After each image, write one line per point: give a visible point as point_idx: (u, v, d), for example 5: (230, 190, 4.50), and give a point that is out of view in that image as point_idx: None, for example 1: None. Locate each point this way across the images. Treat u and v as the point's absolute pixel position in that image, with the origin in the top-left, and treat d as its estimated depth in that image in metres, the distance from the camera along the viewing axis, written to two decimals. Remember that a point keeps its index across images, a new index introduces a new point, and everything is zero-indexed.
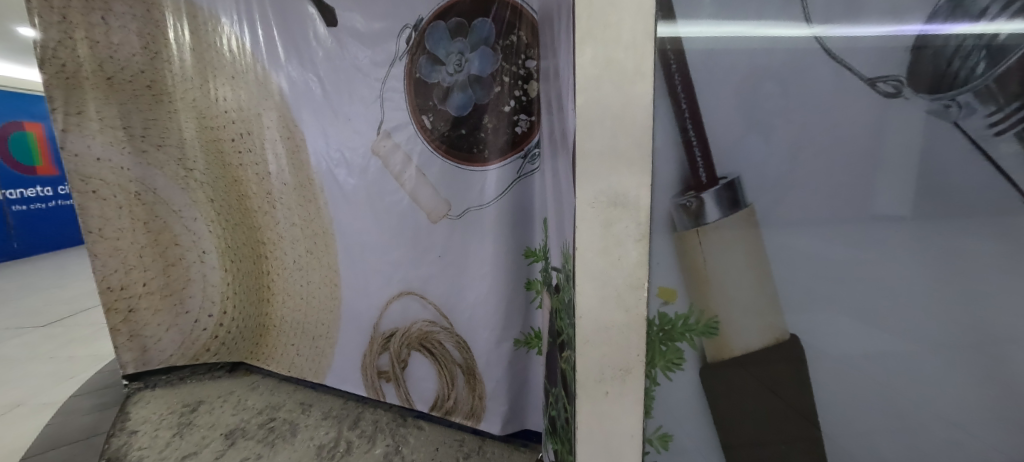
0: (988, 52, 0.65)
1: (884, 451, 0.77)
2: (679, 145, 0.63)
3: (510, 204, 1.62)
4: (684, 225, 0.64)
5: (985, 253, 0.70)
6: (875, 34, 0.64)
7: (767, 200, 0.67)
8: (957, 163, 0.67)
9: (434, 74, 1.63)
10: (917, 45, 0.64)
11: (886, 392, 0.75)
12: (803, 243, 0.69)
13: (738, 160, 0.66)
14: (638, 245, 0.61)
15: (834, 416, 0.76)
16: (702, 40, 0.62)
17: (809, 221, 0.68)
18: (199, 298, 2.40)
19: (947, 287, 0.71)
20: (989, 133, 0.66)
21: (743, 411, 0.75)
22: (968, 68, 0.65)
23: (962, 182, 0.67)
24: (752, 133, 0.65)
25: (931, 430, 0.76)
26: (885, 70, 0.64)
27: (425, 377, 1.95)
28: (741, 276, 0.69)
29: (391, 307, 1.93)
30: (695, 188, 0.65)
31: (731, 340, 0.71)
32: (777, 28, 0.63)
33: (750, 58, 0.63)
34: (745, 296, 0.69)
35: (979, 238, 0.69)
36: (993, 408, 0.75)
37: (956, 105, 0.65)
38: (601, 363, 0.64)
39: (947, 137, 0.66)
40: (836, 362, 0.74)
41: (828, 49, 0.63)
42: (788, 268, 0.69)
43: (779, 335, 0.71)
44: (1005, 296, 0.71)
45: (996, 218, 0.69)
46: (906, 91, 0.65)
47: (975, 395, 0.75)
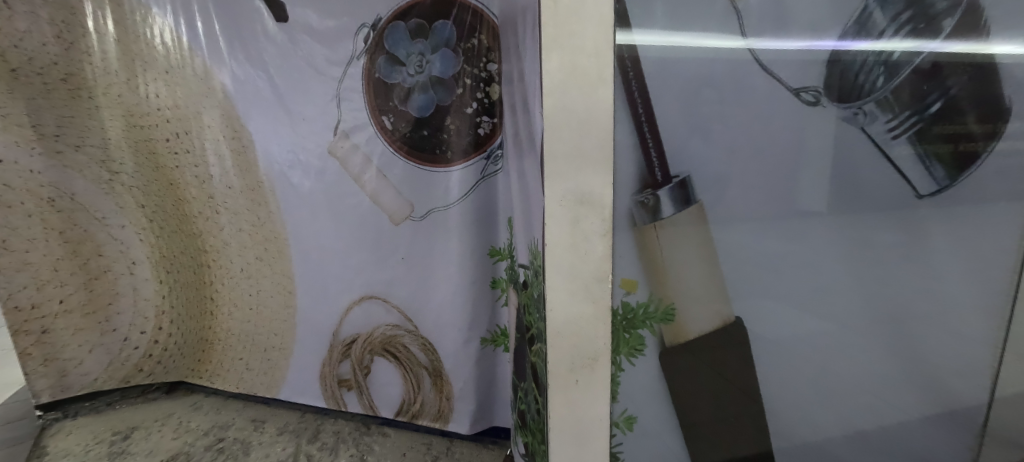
0: (886, 67, 0.76)
1: (814, 415, 0.88)
2: (637, 146, 0.67)
3: (473, 204, 1.63)
4: (643, 220, 0.69)
5: (892, 240, 0.82)
6: (798, 48, 0.73)
7: (715, 196, 0.74)
8: (864, 163, 0.78)
9: (394, 75, 1.60)
10: (832, 60, 0.74)
11: (815, 365, 0.86)
12: (744, 236, 0.77)
13: (689, 159, 0.71)
14: (603, 239, 0.65)
15: (776, 389, 0.85)
16: (656, 48, 0.67)
17: (749, 215, 0.76)
18: (129, 314, 2.15)
19: (860, 270, 0.82)
20: (888, 136, 0.78)
21: (700, 391, 0.81)
22: (871, 80, 0.75)
23: (869, 180, 0.79)
24: (701, 136, 0.72)
25: (851, 397, 0.88)
26: (805, 81, 0.73)
27: (389, 383, 1.90)
28: (693, 267, 0.75)
29: (352, 312, 1.86)
30: (652, 186, 0.70)
31: (687, 326, 0.76)
32: (718, 41, 0.69)
33: (696, 69, 0.70)
34: (698, 284, 0.75)
35: (883, 227, 0.81)
36: (898, 373, 0.89)
37: (862, 113, 0.76)
38: (570, 352, 0.69)
39: (857, 141, 0.77)
40: (775, 340, 0.83)
41: (761, 61, 0.71)
42: (732, 258, 0.77)
43: (726, 318, 0.79)
44: (903, 275, 0.84)
45: (897, 210, 0.81)
46: (823, 100, 0.75)
47: (886, 363, 0.87)
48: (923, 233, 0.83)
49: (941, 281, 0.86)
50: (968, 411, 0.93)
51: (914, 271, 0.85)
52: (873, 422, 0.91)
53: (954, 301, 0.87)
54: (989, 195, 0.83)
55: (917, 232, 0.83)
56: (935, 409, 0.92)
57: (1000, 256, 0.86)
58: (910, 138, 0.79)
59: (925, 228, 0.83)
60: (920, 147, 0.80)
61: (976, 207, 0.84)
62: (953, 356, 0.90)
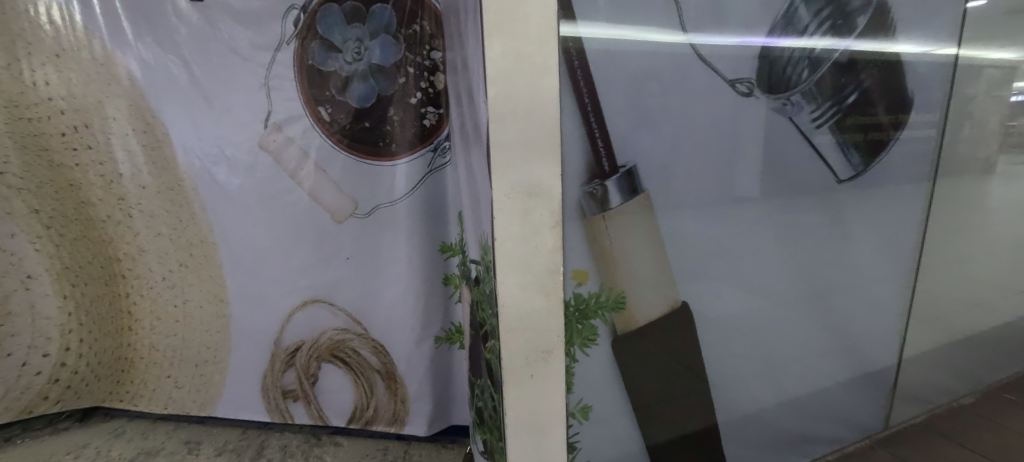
0: (810, 61, 0.81)
1: (754, 388, 0.94)
2: (585, 137, 0.66)
3: (420, 199, 1.54)
4: (592, 211, 0.69)
5: (816, 221, 0.89)
6: (733, 42, 0.75)
7: (660, 186, 0.75)
8: (792, 151, 0.84)
9: (330, 62, 1.46)
10: (762, 54, 0.77)
11: (754, 341, 0.91)
12: (689, 223, 0.80)
13: (634, 150, 0.72)
14: (553, 231, 0.64)
15: (720, 367, 0.89)
16: (599, 41, 0.64)
17: (691, 202, 0.79)
18: (25, 335, 1.66)
19: (790, 251, 0.89)
20: (813, 126, 0.84)
21: (653, 375, 0.83)
22: (796, 73, 0.80)
23: (797, 166, 0.85)
24: (644, 127, 0.72)
25: (784, 368, 0.96)
26: (739, 73, 0.76)
27: (339, 390, 1.77)
28: (642, 256, 0.76)
29: (294, 318, 1.70)
30: (600, 176, 0.69)
31: (637, 313, 0.78)
32: (659, 34, 0.70)
33: (640, 60, 0.70)
34: (645, 271, 0.77)
35: (809, 210, 0.88)
36: (821, 343, 0.98)
37: (788, 104, 0.81)
38: (525, 348, 0.67)
39: (786, 131, 0.82)
40: (718, 322, 0.87)
41: (700, 54, 0.73)
42: (677, 245, 0.80)
43: (673, 303, 0.81)
44: (824, 253, 0.92)
45: (819, 194, 0.88)
46: (756, 91, 0.78)
47: (812, 334, 0.96)
48: (841, 214, 0.91)
49: (853, 254, 0.96)
50: (869, 365, 1.07)
51: (833, 248, 0.93)
52: (802, 389, 0.99)
53: (863, 274, 0.98)
54: (886, 176, 0.94)
55: (837, 213, 0.91)
56: (849, 370, 1.04)
57: (891, 227, 1.00)
58: (831, 128, 0.85)
59: (842, 208, 0.91)
60: (838, 136, 0.86)
61: (878, 187, 0.94)
62: (862, 322, 1.02)
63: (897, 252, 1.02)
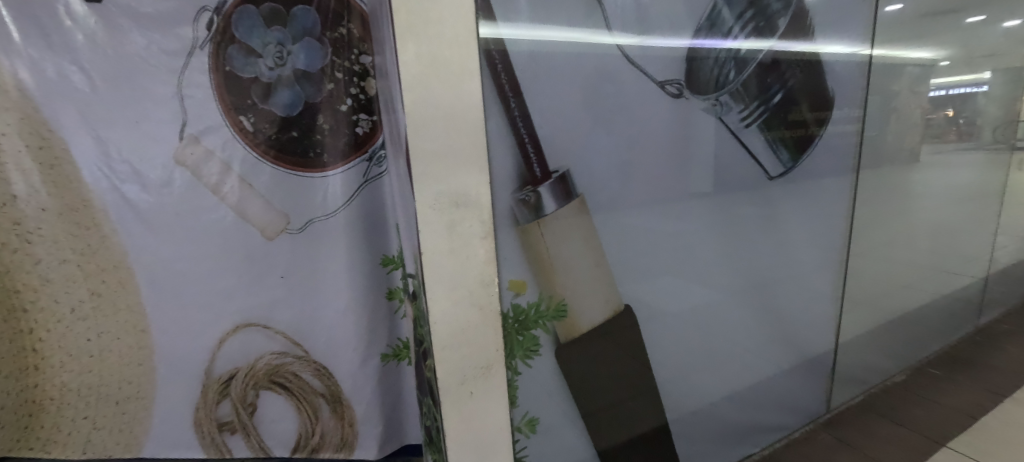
0: (736, 62, 0.82)
1: (702, 384, 0.95)
2: (514, 142, 0.63)
3: (359, 218, 1.15)
4: (525, 218, 0.66)
5: (752, 217, 0.92)
6: (661, 43, 0.75)
7: (595, 189, 0.74)
8: (725, 149, 0.85)
9: (246, 67, 1.03)
10: (690, 55, 0.78)
11: (699, 338, 0.92)
12: (627, 225, 0.79)
13: (566, 153, 0.71)
14: (484, 242, 0.61)
15: (668, 366, 0.90)
16: (522, 43, 0.62)
17: (630, 203, 0.78)
18: None
19: (730, 246, 0.91)
20: (742, 125, 0.85)
21: (598, 379, 0.82)
22: (723, 74, 0.81)
23: (731, 164, 0.86)
24: (575, 131, 0.71)
25: (730, 362, 0.97)
26: (668, 74, 0.76)
27: (277, 421, 1.26)
28: (581, 261, 0.75)
29: (217, 347, 1.19)
30: (532, 182, 0.66)
31: (580, 319, 0.76)
32: (586, 36, 0.69)
33: (565, 64, 0.69)
34: (585, 276, 0.76)
35: (745, 206, 0.90)
36: (763, 334, 1.00)
37: (717, 104, 0.82)
38: (463, 365, 0.60)
39: (716, 130, 0.83)
40: (663, 322, 0.87)
41: (628, 56, 0.72)
42: (617, 248, 0.79)
43: (616, 307, 0.80)
44: (761, 247, 0.95)
45: (753, 190, 0.90)
46: (685, 92, 0.79)
47: (754, 327, 0.98)
48: (775, 208, 0.94)
49: (786, 246, 0.99)
50: (809, 350, 1.12)
51: (770, 242, 0.96)
52: (748, 380, 1.02)
53: (798, 265, 1.02)
54: (813, 171, 0.99)
55: (770, 208, 0.93)
56: (791, 358, 1.08)
57: (822, 218, 1.04)
58: (759, 126, 0.87)
59: (774, 203, 0.94)
60: (766, 134, 0.89)
61: (807, 182, 0.98)
62: (800, 311, 1.06)
63: (829, 242, 1.07)
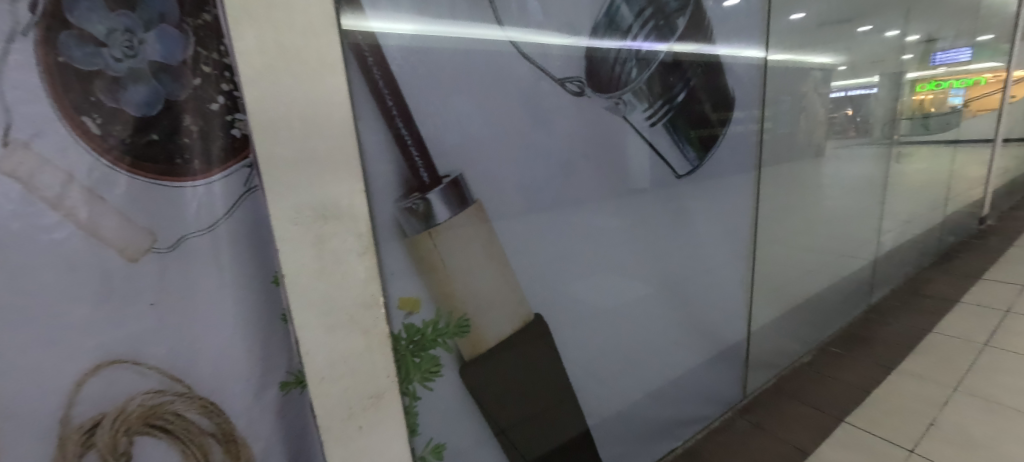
0: (638, 60, 0.81)
1: (621, 386, 0.94)
2: (392, 146, 0.57)
3: (247, 252, 0.50)
4: (413, 228, 0.61)
5: (661, 216, 0.92)
6: (558, 39, 0.71)
7: (493, 194, 0.69)
8: (629, 149, 0.83)
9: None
10: (589, 53, 0.74)
11: (616, 340, 0.91)
12: (532, 232, 0.75)
13: (459, 155, 0.64)
14: (364, 259, 0.53)
15: (586, 372, 0.87)
16: (398, 36, 0.56)
17: (534, 208, 0.74)
18: None
19: (642, 247, 0.91)
20: (647, 124, 0.84)
21: (512, 395, 0.78)
22: (626, 72, 0.79)
23: (637, 164, 0.85)
24: (468, 132, 0.65)
25: (647, 362, 0.98)
26: (569, 72, 0.73)
27: None
28: (483, 272, 0.70)
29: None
30: (419, 189, 0.61)
31: (486, 333, 0.71)
32: (473, 28, 0.63)
33: (451, 59, 0.62)
34: (488, 286, 0.70)
35: (654, 206, 0.90)
36: (678, 331, 1.02)
37: (621, 103, 0.80)
38: (344, 398, 0.52)
39: (620, 129, 0.81)
40: (578, 328, 0.84)
41: (523, 52, 0.67)
42: (523, 257, 0.74)
43: (525, 317, 0.76)
44: (672, 246, 0.96)
45: (661, 190, 0.90)
46: (588, 90, 0.76)
47: (669, 325, 1.00)
48: (683, 205, 0.95)
49: (697, 243, 1.01)
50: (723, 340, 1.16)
51: (680, 240, 0.97)
52: (666, 377, 1.03)
53: (709, 260, 1.05)
54: (718, 169, 1.01)
55: (679, 206, 0.94)
56: (705, 351, 1.11)
57: (729, 214, 1.08)
58: (664, 125, 0.87)
59: (682, 201, 0.95)
60: (672, 133, 0.89)
61: (712, 180, 1.00)
62: (712, 305, 1.09)
63: (736, 237, 1.11)
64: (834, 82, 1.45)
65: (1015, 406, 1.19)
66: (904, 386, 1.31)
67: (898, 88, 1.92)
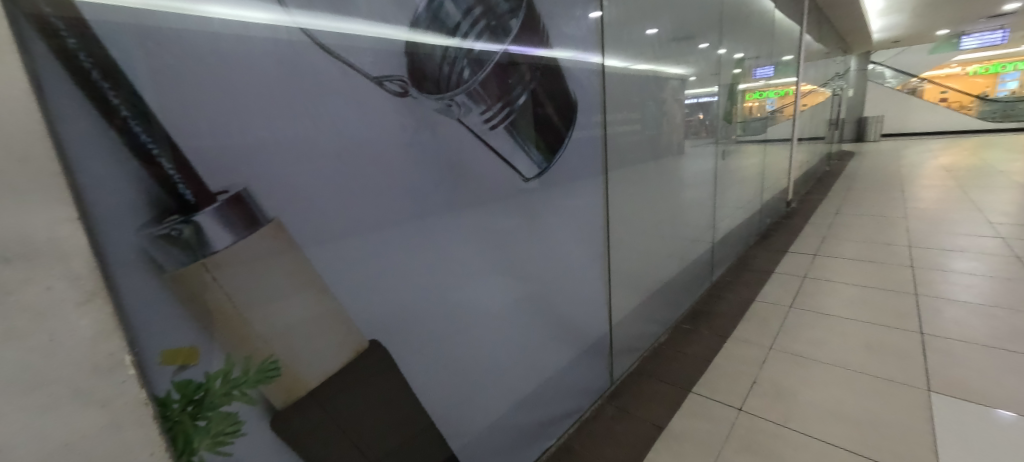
0: (469, 61, 0.77)
1: (484, 400, 0.91)
2: (125, 154, 0.41)
3: None
4: (174, 261, 0.45)
5: (509, 221, 0.92)
6: (367, 32, 0.62)
7: (300, 209, 0.56)
8: (470, 154, 0.79)
9: None
10: (409, 50, 0.68)
11: (473, 354, 0.87)
12: (359, 252, 0.65)
13: (244, 164, 0.51)
14: (90, 311, 0.37)
15: (442, 394, 0.82)
16: (112, 9, 0.41)
17: (359, 225, 0.64)
18: None
19: (492, 253, 0.89)
20: (486, 127, 0.82)
21: (353, 437, 0.67)
22: (456, 72, 0.75)
23: (480, 170, 0.82)
24: (255, 136, 0.52)
25: (509, 369, 0.97)
26: (386, 69, 0.65)
27: None
28: (293, 302, 0.58)
29: None
30: (179, 209, 0.45)
31: (304, 374, 0.59)
32: (244, 11, 0.50)
33: (215, 45, 0.48)
34: (302, 320, 0.59)
35: (502, 211, 0.89)
36: (538, 331, 1.04)
37: (454, 105, 0.75)
38: None
39: (456, 133, 0.76)
40: (428, 349, 0.78)
41: (321, 43, 0.57)
42: (350, 279, 0.64)
43: (357, 347, 0.66)
44: (524, 250, 0.97)
45: (507, 195, 0.90)
46: (412, 91, 0.69)
47: (528, 328, 1.01)
48: (532, 209, 0.97)
49: (548, 244, 1.04)
50: (584, 333, 1.22)
51: (531, 244, 0.99)
52: (530, 380, 1.04)
53: (563, 259, 1.10)
54: (565, 171, 1.05)
55: (528, 210, 0.96)
56: (567, 346, 1.15)
57: (579, 214, 1.13)
58: (506, 128, 0.85)
59: (531, 204, 0.96)
60: (515, 136, 0.88)
61: (560, 181, 1.04)
62: (570, 302, 1.14)
63: (588, 234, 1.18)
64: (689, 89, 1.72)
65: (810, 356, 1.46)
66: (736, 351, 1.53)
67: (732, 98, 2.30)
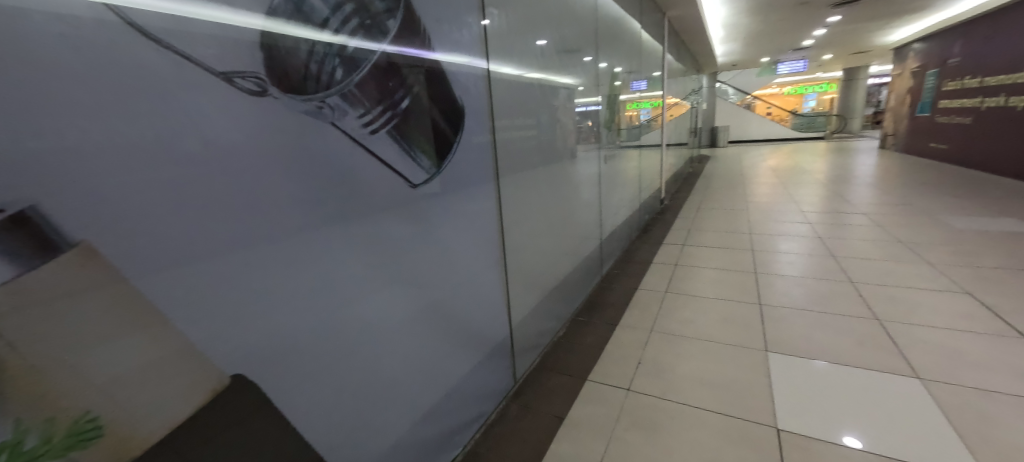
0: (342, 60, 0.71)
1: (379, 422, 0.86)
2: None
3: None
4: None
5: (399, 230, 0.88)
6: (204, 17, 0.52)
7: (120, 231, 0.45)
8: (348, 160, 0.74)
9: None
10: (264, 43, 0.59)
11: (364, 375, 0.81)
12: (212, 277, 0.55)
13: (27, 177, 0.38)
14: None
15: (330, 425, 0.74)
16: None
17: (211, 246, 0.54)
18: None
19: (381, 265, 0.84)
20: (366, 131, 0.76)
21: None
22: (327, 72, 0.68)
23: (362, 177, 0.77)
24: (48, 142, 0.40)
25: (406, 384, 0.93)
26: (235, 64, 0.55)
27: None
28: (121, 343, 0.45)
29: None
30: None
31: (144, 430, 0.46)
32: None
33: None
34: (137, 362, 0.46)
35: (390, 219, 0.85)
36: (435, 341, 1.02)
37: (326, 107, 0.68)
38: None
39: (331, 138, 0.70)
40: (310, 379, 0.70)
41: (136, 26, 0.46)
42: (202, 310, 0.53)
43: (216, 384, 0.55)
44: (417, 258, 0.94)
45: (394, 202, 0.85)
46: (270, 89, 0.60)
47: (425, 338, 0.98)
48: (422, 216, 0.94)
49: (442, 251, 1.02)
50: (484, 337, 1.23)
51: (423, 252, 0.96)
52: (429, 392, 1.01)
53: (459, 264, 1.09)
54: (456, 176, 1.04)
55: (418, 217, 0.93)
56: (467, 352, 1.15)
57: (472, 219, 1.13)
58: (389, 133, 0.81)
59: (421, 211, 0.93)
60: (400, 141, 0.84)
61: (451, 187, 1.03)
62: (468, 308, 1.14)
63: (483, 238, 1.19)
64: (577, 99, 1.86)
65: (682, 334, 1.68)
66: (624, 337, 1.69)
67: (613, 108, 2.55)
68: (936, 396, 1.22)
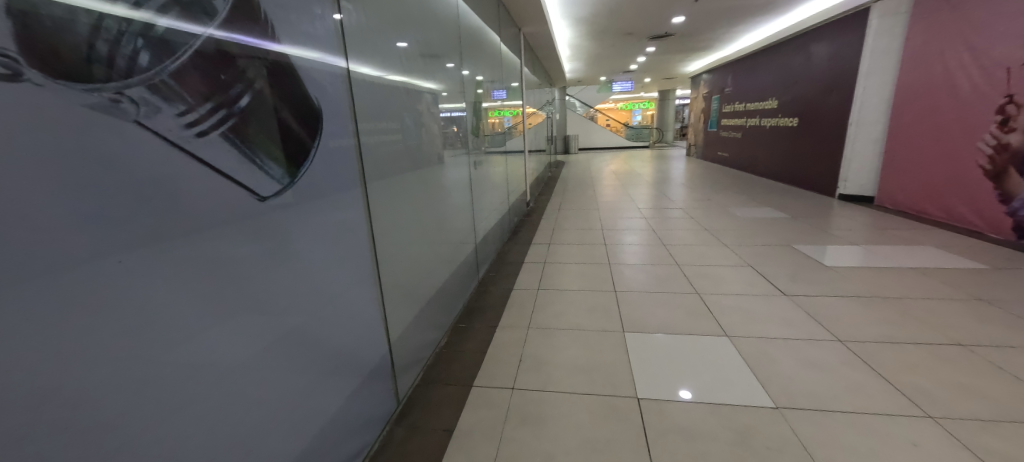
0: (149, 42, 0.54)
1: None
2: None
3: None
4: None
5: (249, 253, 0.73)
6: None
7: None
8: (170, 170, 0.58)
9: None
10: (13, 9, 0.42)
11: (206, 435, 0.65)
12: None
13: None
14: None
15: None
16: None
17: None
18: None
19: (228, 298, 0.68)
20: (192, 135, 0.61)
21: None
22: (126, 56, 0.51)
23: (192, 191, 0.61)
24: None
25: (264, 434, 0.78)
26: None
27: None
28: None
29: None
30: None
31: None
32: None
33: None
34: None
35: (235, 241, 0.70)
36: (302, 375, 0.88)
37: (128, 101, 0.52)
38: None
39: (141, 142, 0.54)
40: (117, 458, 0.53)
41: None
42: None
43: None
44: (275, 285, 0.80)
45: (239, 220, 0.71)
46: (27, 73, 0.43)
47: (289, 375, 0.84)
48: (278, 233, 0.80)
49: (305, 272, 0.89)
50: (360, 360, 1.12)
51: (283, 277, 0.82)
52: (295, 436, 0.87)
53: (325, 285, 0.97)
54: (314, 186, 0.92)
55: (272, 235, 0.79)
56: (342, 381, 1.03)
57: (338, 233, 1.02)
58: (224, 136, 0.67)
59: (274, 228, 0.79)
60: (240, 147, 0.70)
61: (309, 198, 0.90)
62: (339, 332, 1.02)
63: (352, 253, 1.08)
64: (442, 104, 1.85)
65: (555, 326, 1.82)
66: (505, 337, 1.74)
67: (478, 116, 2.62)
68: (738, 349, 1.58)
